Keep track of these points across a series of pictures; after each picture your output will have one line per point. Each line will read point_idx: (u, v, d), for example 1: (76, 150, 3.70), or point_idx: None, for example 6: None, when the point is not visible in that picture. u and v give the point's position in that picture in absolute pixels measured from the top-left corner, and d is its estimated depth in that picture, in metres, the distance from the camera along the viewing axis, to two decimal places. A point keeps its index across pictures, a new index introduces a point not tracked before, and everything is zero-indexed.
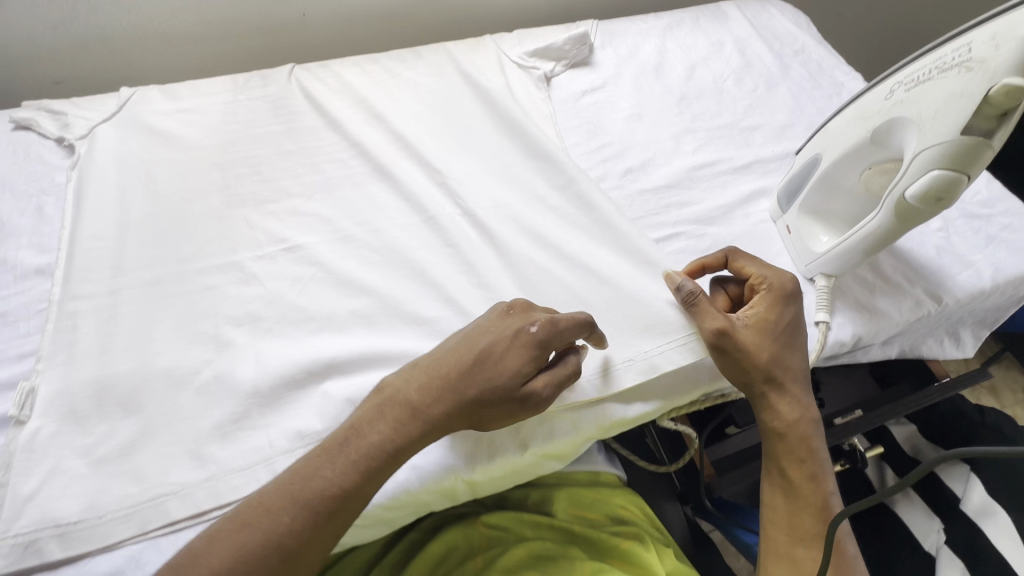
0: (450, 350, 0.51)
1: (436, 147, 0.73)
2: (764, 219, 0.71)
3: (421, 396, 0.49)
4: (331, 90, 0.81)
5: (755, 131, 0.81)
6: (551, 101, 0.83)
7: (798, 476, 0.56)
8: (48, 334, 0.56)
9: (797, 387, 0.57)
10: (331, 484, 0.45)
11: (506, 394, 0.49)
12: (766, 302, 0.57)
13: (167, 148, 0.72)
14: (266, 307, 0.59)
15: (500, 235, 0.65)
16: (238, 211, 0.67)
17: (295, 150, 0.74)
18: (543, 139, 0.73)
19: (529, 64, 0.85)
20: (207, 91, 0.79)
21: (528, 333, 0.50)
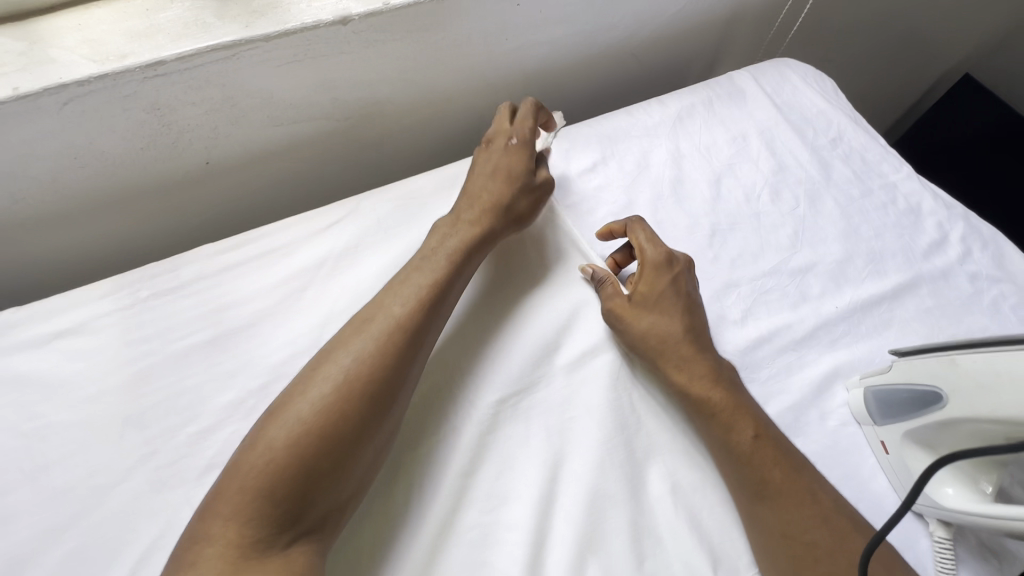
0: (471, 187, 0.63)
1: None
2: (845, 419, 0.57)
3: (472, 206, 0.62)
4: (267, 284, 0.60)
5: (809, 275, 0.65)
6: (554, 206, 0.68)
7: (728, 441, 0.52)
8: None
9: (706, 356, 0.56)
10: (409, 306, 0.52)
11: (523, 194, 0.63)
12: (646, 276, 0.59)
13: (41, 414, 0.52)
14: None
15: (528, 502, 0.50)
16: (156, 520, 0.48)
17: (226, 397, 0.54)
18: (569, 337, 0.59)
19: None
20: (93, 294, 0.58)
21: (512, 128, 0.66)
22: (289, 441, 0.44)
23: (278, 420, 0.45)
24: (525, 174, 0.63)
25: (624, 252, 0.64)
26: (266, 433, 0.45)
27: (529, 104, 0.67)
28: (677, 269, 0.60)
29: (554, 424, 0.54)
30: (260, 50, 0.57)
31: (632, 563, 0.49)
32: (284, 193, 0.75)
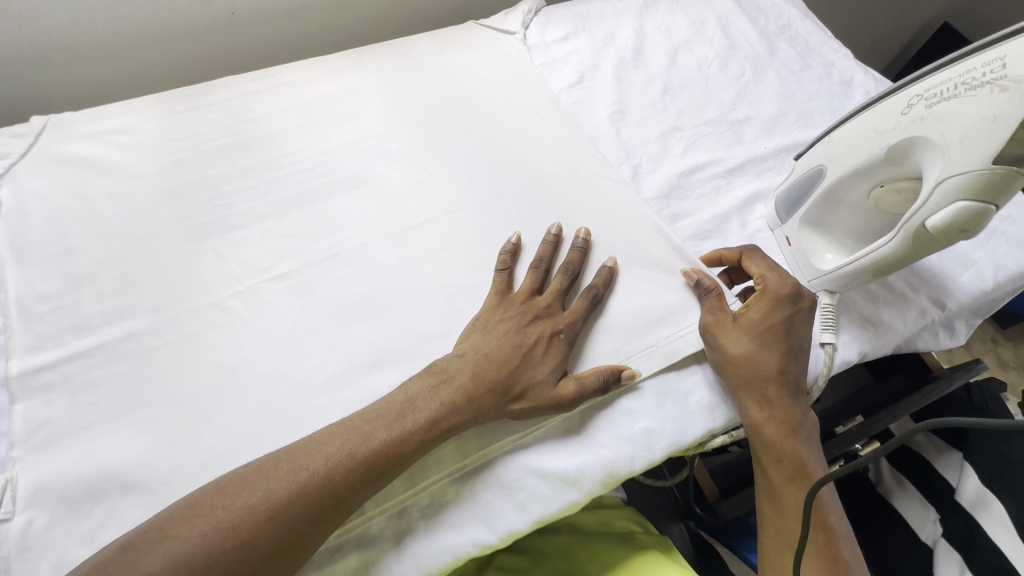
0: (497, 346, 0.53)
1: (421, 128, 0.71)
2: (761, 227, 0.67)
3: (491, 369, 0.52)
4: (281, 108, 0.71)
5: (746, 125, 0.76)
6: (533, 64, 0.79)
7: (785, 450, 0.53)
8: (17, 414, 0.50)
9: (790, 390, 0.55)
10: (407, 430, 0.48)
11: (541, 397, 0.52)
12: (756, 305, 0.57)
13: (99, 182, 0.63)
14: (226, 380, 0.53)
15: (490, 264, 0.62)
16: (191, 256, 0.60)
17: (247, 182, 0.65)
18: (533, 159, 0.70)
19: (505, 30, 0.81)
20: (139, 106, 0.70)
21: (564, 315, 0.57)
22: (285, 502, 0.43)
23: (249, 484, 0.43)
24: (552, 394, 0.52)
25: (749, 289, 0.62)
26: (260, 487, 0.43)
27: (592, 297, 0.58)
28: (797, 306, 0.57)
29: (515, 214, 0.65)
30: None
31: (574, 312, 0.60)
32: (295, 55, 0.87)
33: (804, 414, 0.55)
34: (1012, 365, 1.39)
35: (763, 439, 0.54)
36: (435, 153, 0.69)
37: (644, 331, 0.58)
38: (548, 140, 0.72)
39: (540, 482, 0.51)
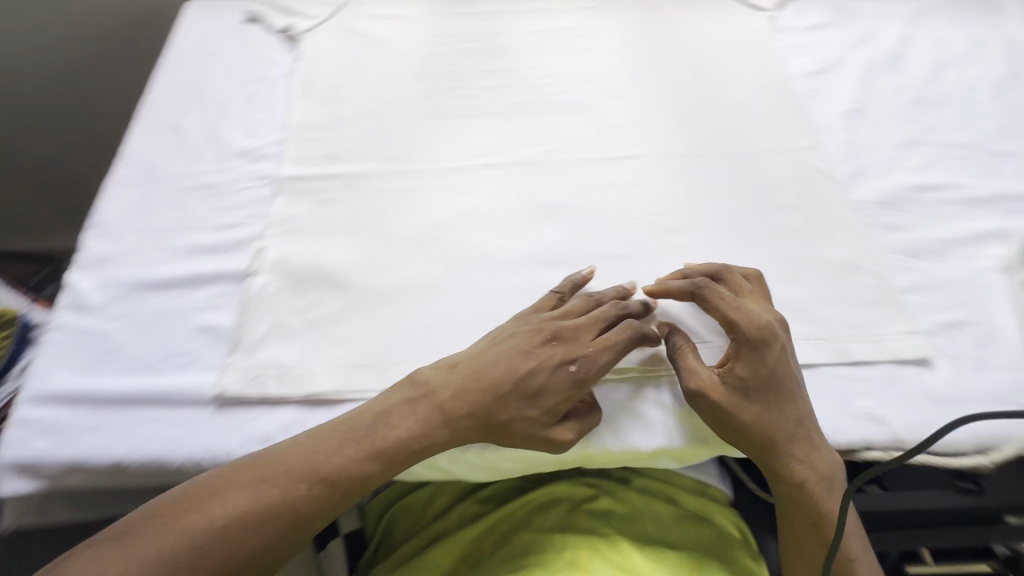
0: (492, 364, 0.50)
1: (646, 75, 0.73)
2: (991, 267, 0.59)
3: (483, 381, 0.49)
4: (528, 30, 0.78)
5: (1007, 159, 0.67)
6: (776, 43, 0.77)
7: (809, 500, 0.49)
8: (277, 204, 0.63)
9: (812, 441, 0.49)
10: (410, 440, 0.47)
11: (522, 433, 0.48)
12: (742, 362, 0.49)
13: (373, 53, 0.75)
14: (427, 233, 0.61)
15: (679, 213, 0.63)
16: (427, 127, 0.69)
17: (484, 82, 0.73)
18: (749, 130, 0.69)
19: (758, 4, 0.80)
20: (417, 3, 0.81)
21: (588, 346, 0.50)
22: (245, 512, 0.43)
23: (216, 492, 0.44)
24: (541, 433, 0.48)
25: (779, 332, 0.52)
26: (274, 478, 0.45)
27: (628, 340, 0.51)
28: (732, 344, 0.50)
29: (717, 176, 0.65)
30: None
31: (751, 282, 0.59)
32: None
33: (834, 461, 0.49)
34: None
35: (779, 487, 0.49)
36: (656, 102, 0.71)
37: (817, 324, 0.56)
38: (772, 117, 0.70)
39: (671, 416, 0.53)
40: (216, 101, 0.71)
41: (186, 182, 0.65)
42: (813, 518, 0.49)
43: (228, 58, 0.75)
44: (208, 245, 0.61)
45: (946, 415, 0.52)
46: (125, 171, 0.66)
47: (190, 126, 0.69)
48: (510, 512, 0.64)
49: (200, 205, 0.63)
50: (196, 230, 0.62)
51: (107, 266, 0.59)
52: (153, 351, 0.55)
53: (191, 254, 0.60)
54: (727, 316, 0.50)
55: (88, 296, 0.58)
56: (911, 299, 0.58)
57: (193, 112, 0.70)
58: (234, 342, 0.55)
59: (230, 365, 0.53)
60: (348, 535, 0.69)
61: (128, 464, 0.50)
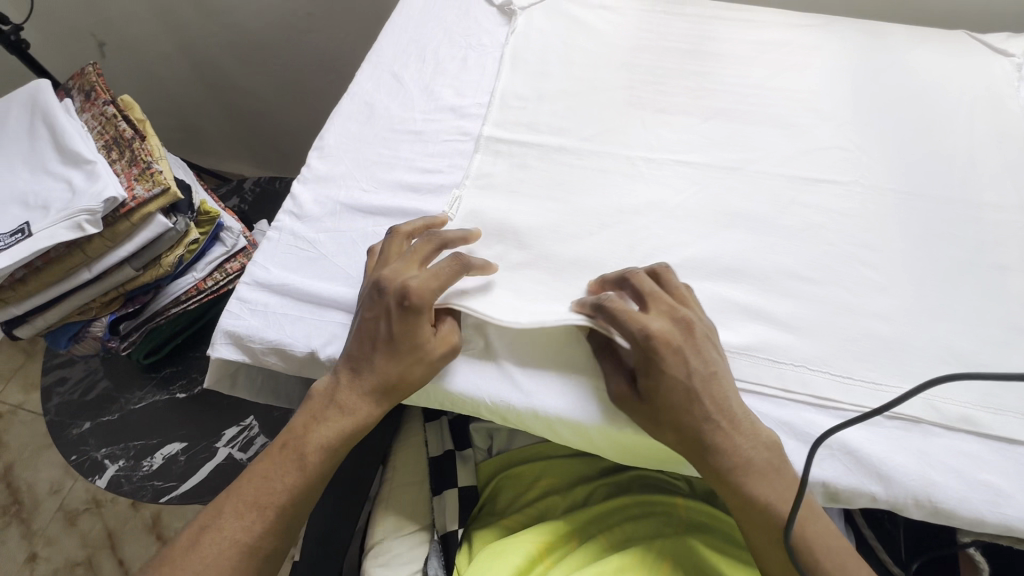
0: (358, 342, 0.53)
1: (861, 102, 0.70)
2: None
3: (358, 347, 0.53)
4: (738, 39, 0.77)
5: None
6: (1018, 93, 0.70)
7: (735, 487, 0.48)
8: (475, 160, 0.67)
9: (714, 434, 0.48)
10: (323, 439, 0.52)
11: (415, 362, 0.52)
12: (653, 374, 0.49)
13: (582, 37, 0.78)
14: (613, 215, 0.62)
15: (879, 248, 0.59)
16: (625, 115, 0.70)
17: (688, 82, 0.73)
18: (973, 179, 0.63)
19: (1004, 49, 0.73)
20: None
21: (398, 280, 0.52)
22: (208, 562, 0.49)
23: (186, 555, 0.49)
24: (421, 361, 0.52)
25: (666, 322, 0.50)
26: (224, 516, 0.51)
27: (453, 268, 0.53)
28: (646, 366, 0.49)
29: (927, 219, 0.61)
30: None
31: (954, 337, 0.54)
32: None
33: (751, 447, 0.48)
34: None
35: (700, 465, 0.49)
36: (868, 131, 0.67)
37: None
38: (1003, 169, 0.64)
39: (839, 452, 0.50)
40: (433, 59, 0.78)
41: (399, 125, 0.71)
42: (743, 502, 0.48)
43: (450, 23, 0.81)
44: (409, 183, 0.66)
45: None
46: (349, 106, 0.73)
47: (408, 76, 0.76)
48: (605, 514, 0.63)
49: (407, 147, 0.69)
50: (401, 169, 0.67)
51: (326, 184, 0.67)
52: (353, 266, 0.61)
53: (393, 189, 0.66)
54: (622, 333, 0.50)
55: (305, 206, 0.65)
56: None
57: (412, 65, 0.77)
58: None
59: None
60: (464, 489, 0.66)
61: (320, 357, 0.56)
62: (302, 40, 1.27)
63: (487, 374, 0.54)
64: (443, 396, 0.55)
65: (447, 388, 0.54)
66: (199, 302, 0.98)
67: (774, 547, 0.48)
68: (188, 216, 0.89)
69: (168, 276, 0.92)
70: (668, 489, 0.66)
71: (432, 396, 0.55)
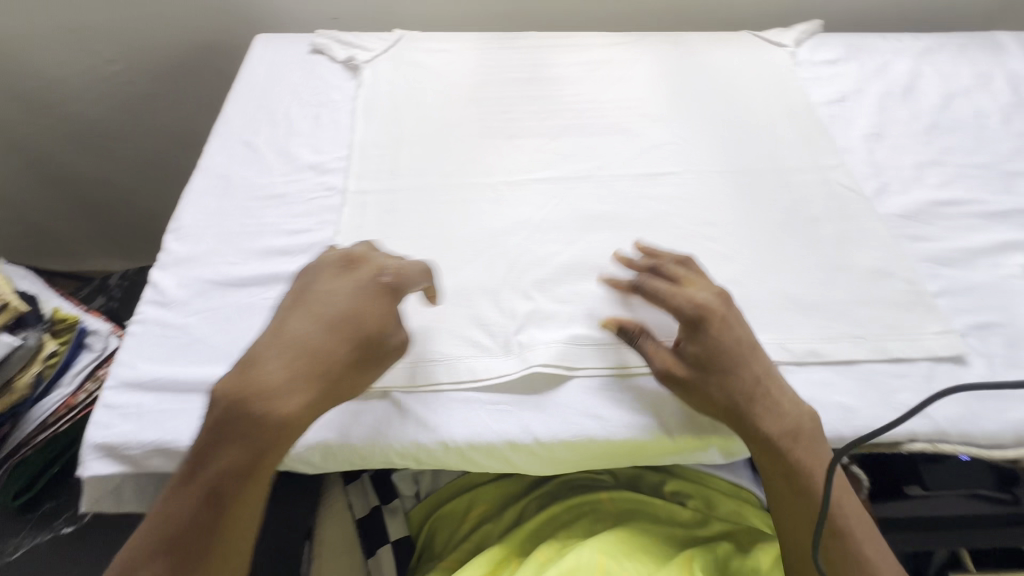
0: (301, 329, 0.47)
1: (679, 102, 0.80)
2: (1013, 273, 0.63)
3: (286, 333, 0.47)
4: (569, 62, 0.85)
5: (1020, 178, 0.72)
6: (796, 74, 0.84)
7: (783, 454, 0.50)
8: (344, 213, 0.68)
9: (765, 401, 0.51)
10: (235, 462, 0.44)
11: (371, 354, 0.49)
12: (705, 339, 0.52)
13: (428, 80, 0.82)
14: (485, 239, 0.65)
15: (718, 224, 0.67)
16: (480, 146, 0.75)
17: (532, 108, 0.79)
18: (777, 151, 0.74)
19: (778, 41, 0.87)
20: (463, 38, 0.89)
21: (369, 266, 0.53)
22: None
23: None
24: (373, 351, 0.49)
25: (713, 296, 0.54)
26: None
27: (419, 268, 0.55)
28: (705, 327, 0.52)
29: (750, 191, 0.70)
30: None
31: (790, 286, 0.63)
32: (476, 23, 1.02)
33: (798, 412, 0.52)
34: None
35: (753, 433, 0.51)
36: (690, 125, 0.77)
37: (854, 322, 0.60)
38: (799, 139, 0.75)
39: None
40: (286, 122, 0.78)
41: (259, 192, 0.70)
42: (789, 471, 0.50)
43: (296, 85, 0.82)
44: (279, 247, 0.65)
45: (986, 408, 0.55)
46: (203, 182, 0.71)
47: (261, 143, 0.75)
48: (537, 528, 0.64)
49: (271, 212, 0.68)
50: (268, 235, 0.66)
51: (188, 265, 0.64)
52: (231, 344, 0.58)
53: (264, 256, 0.65)
54: (671, 305, 0.54)
55: (170, 292, 0.62)
56: (942, 304, 0.61)
57: (265, 130, 0.77)
58: None
59: None
60: (399, 542, 0.64)
61: None
62: (151, 120, 1.20)
63: (391, 420, 0.54)
64: (348, 455, 0.53)
65: (349, 445, 0.53)
66: (72, 423, 0.87)
67: (804, 507, 0.50)
68: (39, 328, 0.83)
69: (27, 402, 0.82)
70: (594, 485, 0.69)
71: (338, 458, 0.54)
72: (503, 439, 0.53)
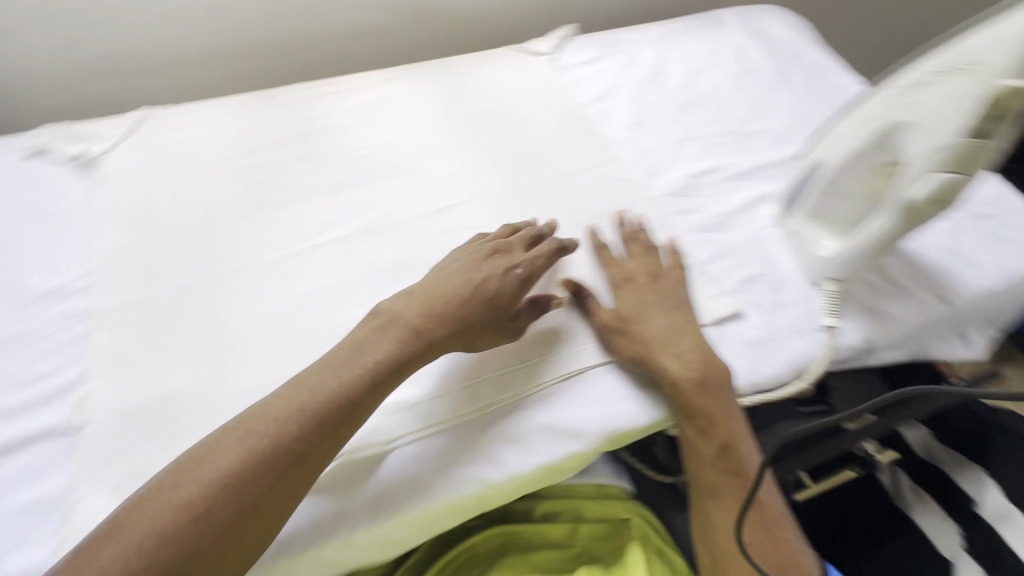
0: (415, 309, 0.54)
1: (455, 129, 0.80)
2: (766, 224, 0.71)
3: (399, 312, 0.54)
4: (339, 109, 0.82)
5: (756, 137, 0.82)
6: (560, 81, 0.88)
7: (696, 397, 0.54)
8: (97, 339, 0.58)
9: (675, 346, 0.57)
10: (276, 436, 0.46)
11: (491, 325, 0.56)
12: (626, 301, 0.61)
13: (182, 161, 0.74)
14: (273, 325, 0.60)
15: None
16: (252, 222, 0.68)
17: (306, 166, 0.75)
18: (554, 158, 0.77)
19: (539, 51, 0.91)
20: (219, 105, 0.81)
21: (521, 255, 0.60)
22: None
23: None
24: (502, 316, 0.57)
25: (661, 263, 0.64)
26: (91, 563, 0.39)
27: (554, 246, 0.62)
28: (653, 287, 0.61)
29: (536, 204, 0.72)
30: None
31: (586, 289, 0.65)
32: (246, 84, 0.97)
33: (686, 351, 0.56)
34: None
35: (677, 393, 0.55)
36: (469, 151, 0.77)
37: None
38: (571, 142, 0.79)
39: (541, 435, 0.55)
40: (8, 246, 0.65)
41: None
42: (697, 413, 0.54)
43: (16, 199, 0.70)
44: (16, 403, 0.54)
45: (764, 354, 0.61)
46: None
47: None
48: None
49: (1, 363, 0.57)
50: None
51: None
52: None
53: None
54: (617, 275, 0.63)
55: None
56: (715, 269, 0.67)
57: None
58: (69, 505, 0.49)
59: (67, 534, 0.47)
60: None
61: None
62: None
63: None
64: None
65: None
66: None
67: (708, 447, 0.54)
68: None
69: None
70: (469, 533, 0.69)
71: None
72: (322, 542, 0.49)
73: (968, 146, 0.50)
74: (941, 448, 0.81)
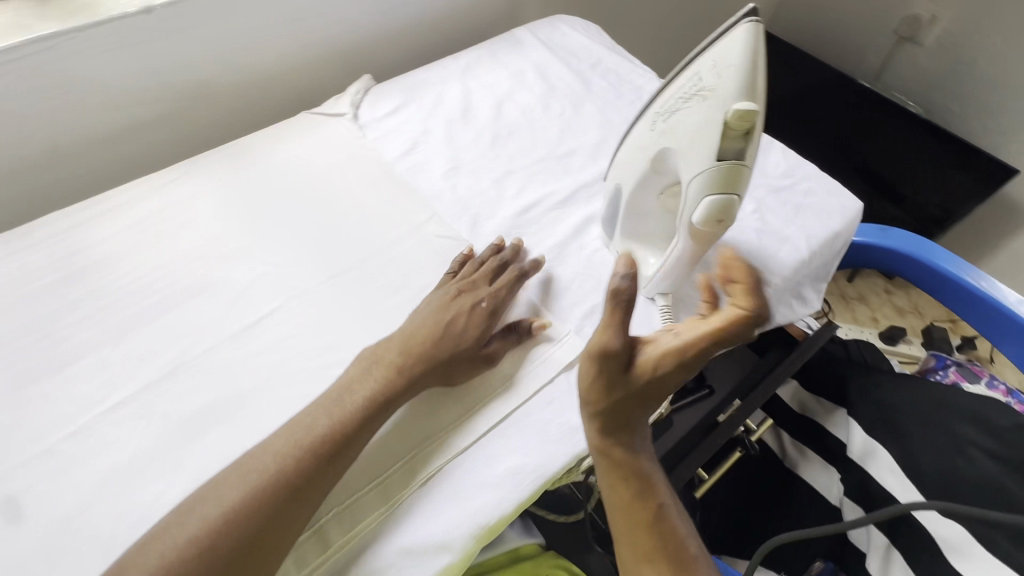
0: (388, 352, 0.57)
1: (255, 224, 0.71)
2: (596, 248, 0.71)
3: (371, 361, 0.56)
4: (110, 232, 0.70)
5: (572, 157, 0.82)
6: (366, 140, 0.83)
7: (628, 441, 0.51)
8: None
9: (655, 387, 0.51)
10: (250, 508, 0.46)
11: (462, 360, 0.58)
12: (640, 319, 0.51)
13: None
14: (62, 533, 0.49)
15: (340, 345, 0.62)
16: (13, 407, 0.56)
17: (77, 314, 0.63)
18: (372, 231, 0.72)
19: (337, 112, 0.85)
20: None
21: (485, 289, 0.63)
22: None
23: None
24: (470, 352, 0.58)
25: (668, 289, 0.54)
26: None
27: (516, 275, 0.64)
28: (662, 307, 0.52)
29: (360, 289, 0.66)
30: (76, 40, 0.69)
31: None
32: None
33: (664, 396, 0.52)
34: (909, 312, 1.60)
35: (614, 457, 0.51)
36: (275, 247, 0.69)
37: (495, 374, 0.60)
38: (388, 208, 0.74)
39: (408, 557, 0.50)
40: None
41: None
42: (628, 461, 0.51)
43: None
44: None
45: None
46: None
47: None
48: None
49: None
50: None
51: None
52: None
53: None
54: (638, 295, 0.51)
55: None
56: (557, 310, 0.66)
57: None
58: None
59: None
60: None
61: None
62: None
63: None
64: None
65: None
66: None
67: (629, 491, 0.50)
68: None
69: None
70: None
71: None
72: None
73: (727, 168, 0.50)
74: (813, 400, 0.91)
